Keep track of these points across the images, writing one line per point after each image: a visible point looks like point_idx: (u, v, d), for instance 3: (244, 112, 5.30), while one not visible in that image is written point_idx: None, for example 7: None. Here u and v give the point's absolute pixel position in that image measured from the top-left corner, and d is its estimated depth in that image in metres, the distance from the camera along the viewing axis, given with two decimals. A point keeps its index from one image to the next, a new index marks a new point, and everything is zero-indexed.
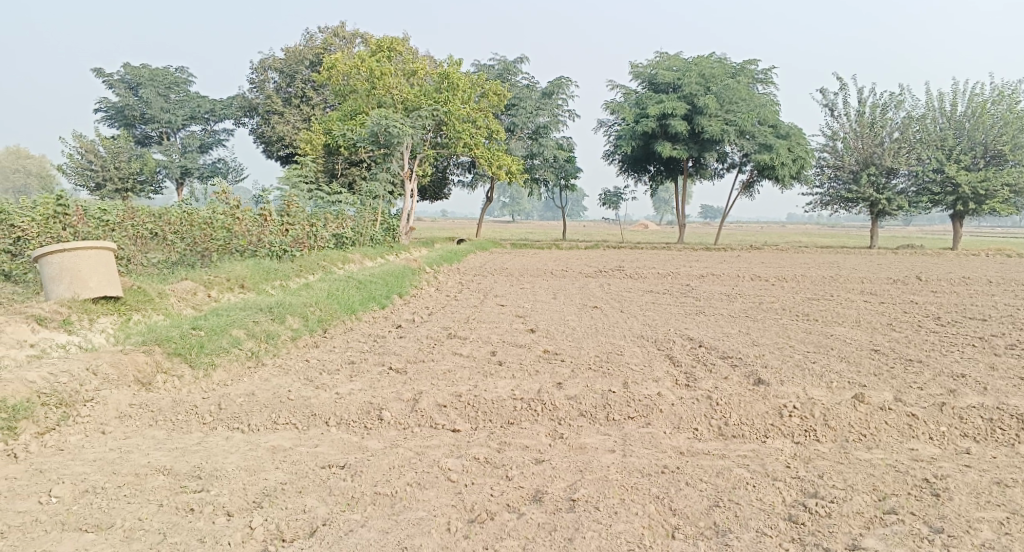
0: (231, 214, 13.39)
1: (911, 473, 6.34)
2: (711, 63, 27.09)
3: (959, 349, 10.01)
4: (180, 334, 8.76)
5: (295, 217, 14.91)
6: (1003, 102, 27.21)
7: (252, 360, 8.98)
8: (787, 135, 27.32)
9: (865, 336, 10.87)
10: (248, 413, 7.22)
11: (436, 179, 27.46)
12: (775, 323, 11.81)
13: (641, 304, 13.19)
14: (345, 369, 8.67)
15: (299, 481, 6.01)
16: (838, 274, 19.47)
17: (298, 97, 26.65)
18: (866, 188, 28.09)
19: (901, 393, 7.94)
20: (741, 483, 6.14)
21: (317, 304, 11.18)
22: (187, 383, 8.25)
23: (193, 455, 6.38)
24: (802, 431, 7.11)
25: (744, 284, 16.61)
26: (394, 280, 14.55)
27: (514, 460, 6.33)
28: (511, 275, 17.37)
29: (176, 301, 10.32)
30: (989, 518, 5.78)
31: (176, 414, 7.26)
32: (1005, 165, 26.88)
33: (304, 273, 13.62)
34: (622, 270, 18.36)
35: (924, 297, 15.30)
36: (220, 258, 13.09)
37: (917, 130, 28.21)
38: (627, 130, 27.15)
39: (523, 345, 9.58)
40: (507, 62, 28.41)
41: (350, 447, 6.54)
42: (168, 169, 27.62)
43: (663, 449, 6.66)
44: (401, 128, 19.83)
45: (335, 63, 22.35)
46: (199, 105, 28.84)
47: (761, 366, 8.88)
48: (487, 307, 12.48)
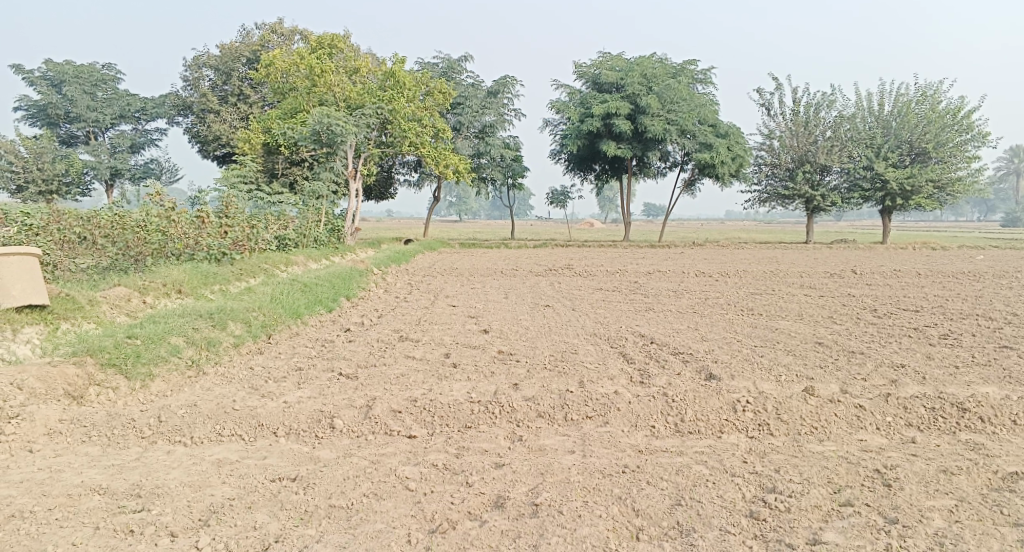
0: (166, 217, 12.86)
1: (863, 464, 6.34)
2: (653, 63, 27.20)
3: (897, 339, 10.19)
4: (114, 344, 8.34)
5: (233, 219, 14.43)
6: (926, 102, 28.00)
7: (193, 369, 8.60)
8: (726, 134, 27.70)
9: (809, 329, 11.01)
10: (190, 426, 6.88)
11: (382, 179, 27.08)
12: (722, 318, 11.89)
13: (592, 302, 13.14)
14: (293, 376, 8.37)
15: (248, 496, 5.72)
16: (779, 269, 19.82)
17: (235, 95, 25.95)
18: (802, 186, 28.66)
19: (846, 385, 8.00)
20: (701, 480, 6.07)
21: (260, 309, 10.80)
22: (123, 395, 7.85)
23: (132, 473, 6.02)
24: (756, 425, 7.10)
25: (691, 280, 16.73)
26: (341, 282, 14.20)
27: (473, 465, 6.15)
28: (459, 275, 17.16)
29: (108, 308, 9.85)
30: (939, 507, 5.78)
31: (112, 428, 6.88)
32: (929, 161, 27.61)
33: (245, 277, 13.19)
34: (571, 268, 18.31)
35: (860, 289, 15.65)
36: (156, 262, 12.58)
37: (848, 128, 28.89)
38: (572, 130, 27.16)
39: (477, 346, 9.40)
40: (451, 60, 28.11)
41: (302, 459, 6.28)
42: (96, 170, 26.63)
43: (622, 448, 6.56)
44: (344, 127, 19.47)
45: (273, 60, 21.88)
46: (129, 104, 27.89)
47: (712, 360, 8.89)
48: (437, 308, 12.27)
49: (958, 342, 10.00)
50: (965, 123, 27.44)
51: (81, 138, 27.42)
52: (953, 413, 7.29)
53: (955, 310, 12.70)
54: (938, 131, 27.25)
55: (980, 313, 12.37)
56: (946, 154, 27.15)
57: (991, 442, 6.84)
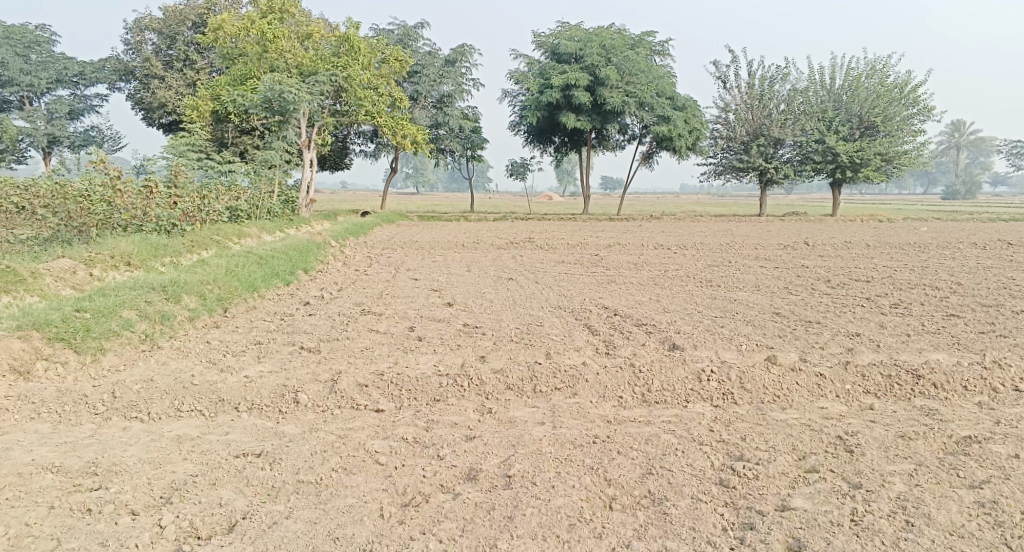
0: (112, 186, 12.40)
1: (825, 431, 6.43)
2: (612, 34, 27.06)
3: (851, 309, 10.38)
4: (62, 318, 8.04)
5: (183, 189, 14.02)
6: (875, 76, 28.45)
7: (147, 343, 8.34)
8: (683, 107, 27.76)
9: (766, 299, 11.13)
10: (147, 401, 6.66)
11: (337, 149, 26.58)
12: (682, 289, 11.96)
13: (554, 275, 13.09)
14: (252, 351, 8.18)
15: (211, 473, 5.56)
16: (734, 241, 20.02)
17: (181, 60, 25.14)
18: (756, 159, 28.94)
19: (806, 354, 8.11)
20: (671, 449, 6.09)
21: (214, 282, 10.51)
22: (73, 370, 7.57)
23: (87, 450, 5.81)
24: (720, 395, 7.15)
25: (649, 253, 16.80)
26: (298, 255, 13.92)
27: (443, 438, 6.08)
28: (419, 248, 16.96)
29: (53, 281, 9.48)
30: (899, 471, 5.89)
31: (63, 405, 6.63)
32: (878, 135, 28.08)
33: (197, 249, 12.83)
34: (532, 241, 18.22)
35: (814, 261, 15.89)
36: (103, 234, 12.17)
37: (800, 102, 29.21)
38: (531, 101, 26.97)
39: (441, 319, 9.29)
40: (407, 27, 27.63)
41: (266, 434, 6.13)
42: (33, 137, 25.66)
43: (591, 418, 6.54)
44: (297, 94, 19.00)
45: (222, 25, 21.00)
46: (67, 68, 26.86)
47: (675, 331, 8.92)
48: (399, 281, 12.11)
49: (909, 311, 10.20)
50: (911, 98, 27.94)
51: (15, 102, 26.28)
52: (908, 380, 7.43)
53: (904, 280, 12.97)
54: (886, 105, 27.71)
55: (930, 283, 12.65)
56: (893, 128, 27.65)
57: (945, 407, 6.99)
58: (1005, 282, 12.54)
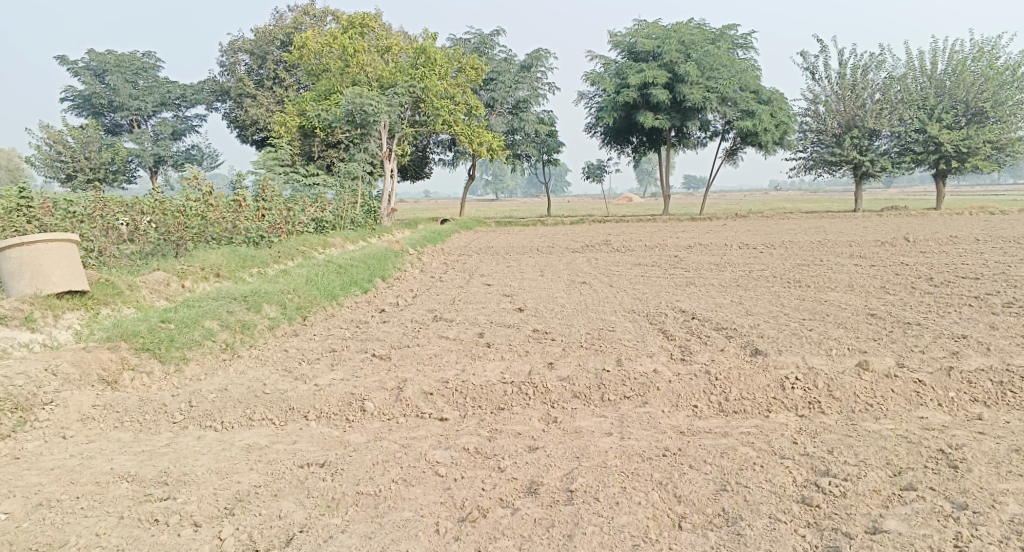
0: (204, 201, 12.85)
1: (924, 444, 5.98)
2: (690, 30, 26.48)
3: (956, 309, 9.70)
4: (148, 328, 8.29)
5: (270, 202, 14.40)
6: (983, 58, 26.85)
7: (227, 353, 8.53)
8: (769, 100, 26.83)
9: (859, 300, 10.55)
10: (221, 410, 6.79)
11: (417, 159, 26.91)
12: (766, 290, 11.46)
13: (631, 278, 12.78)
14: (326, 358, 8.26)
15: (275, 483, 5.61)
16: (825, 238, 19.16)
17: (271, 78, 25.93)
18: (849, 152, 27.74)
19: (904, 358, 7.61)
20: (748, 463, 5.78)
21: (295, 291, 10.70)
22: (157, 380, 7.80)
23: (161, 459, 5.95)
24: (805, 404, 6.77)
25: (733, 253, 16.22)
26: (377, 263, 14.09)
27: (506, 448, 5.95)
28: (498, 254, 16.94)
29: (148, 293, 9.84)
30: (1014, 491, 5.43)
31: (144, 414, 6.81)
32: (987, 121, 26.50)
33: (283, 260, 13.13)
34: (611, 244, 17.91)
35: (914, 258, 14.99)
36: (196, 247, 12.57)
37: (898, 90, 27.81)
38: (608, 102, 26.63)
39: (512, 325, 9.16)
40: (483, 34, 27.72)
41: (331, 443, 6.14)
42: (141, 157, 26.97)
43: (662, 429, 6.29)
44: (376, 106, 19.30)
45: (306, 42, 21.49)
46: (170, 91, 28.05)
47: (758, 336, 8.52)
48: (474, 287, 12.03)
49: (1023, 310, 9.45)
50: None
51: (125, 126, 27.75)
52: (1022, 388, 6.85)
53: (1015, 276, 12.05)
54: (997, 88, 26.11)
55: None
56: (1005, 113, 26.04)
57: None
58: None
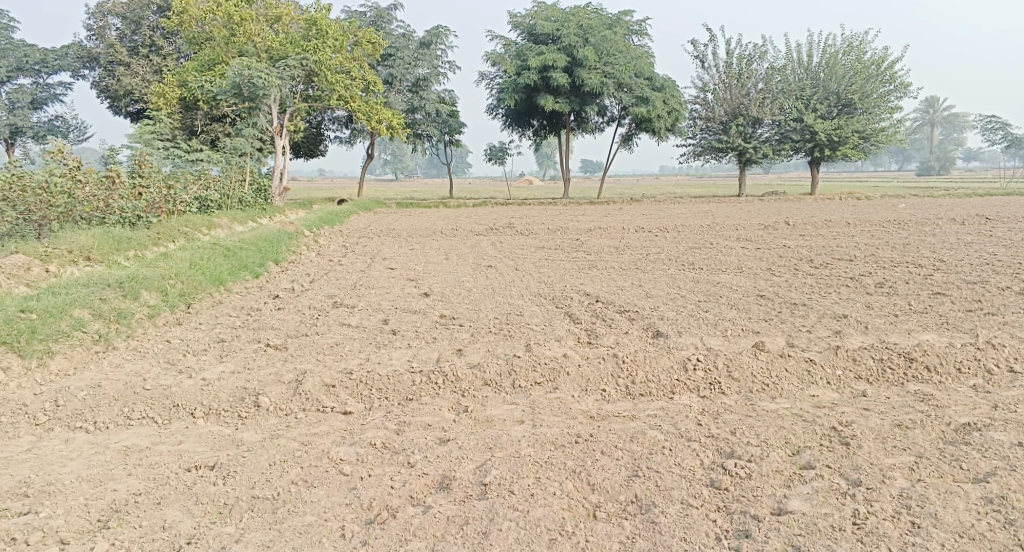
0: (72, 176, 11.79)
1: (819, 422, 6.07)
2: (588, 14, 26.60)
3: (836, 289, 10.06)
4: (4, 319, 7.50)
5: (148, 178, 13.43)
6: (852, 53, 28.23)
7: (101, 344, 7.85)
8: (662, 87, 27.35)
9: (750, 282, 10.78)
10: (94, 409, 6.19)
11: (312, 135, 25.98)
12: (664, 273, 11.59)
13: (534, 261, 12.68)
14: (214, 349, 7.72)
15: (157, 490, 5.14)
16: (715, 222, 19.69)
17: (146, 46, 24.33)
18: (735, 138, 28.61)
19: (793, 338, 7.78)
20: (658, 447, 5.71)
21: (177, 276, 9.97)
22: (16, 376, 7.07)
23: (21, 467, 5.38)
24: (707, 385, 6.78)
25: (631, 236, 16.37)
26: (268, 246, 13.37)
27: (415, 442, 5.67)
28: (396, 237, 16.49)
29: (5, 278, 8.95)
30: (900, 465, 5.54)
31: (1, 415, 6.13)
32: (855, 113, 27.88)
33: (163, 242, 12.27)
34: (511, 227, 17.77)
35: (797, 240, 15.56)
36: (64, 227, 11.60)
37: (778, 80, 28.86)
38: (508, 83, 26.36)
39: (418, 310, 8.85)
40: (380, 8, 26.97)
41: (222, 442, 5.70)
42: None
43: (573, 415, 6.16)
44: (266, 79, 18.41)
45: (187, 8, 20.14)
46: (27, 56, 25.88)
47: (659, 317, 8.54)
48: (374, 272, 11.60)
49: (895, 290, 9.86)
50: (888, 74, 27.77)
51: None
52: (901, 364, 7.08)
53: (889, 258, 12.67)
54: (864, 82, 27.51)
55: (912, 260, 12.34)
56: (870, 105, 27.41)
57: (941, 392, 6.64)
58: (990, 257, 12.27)
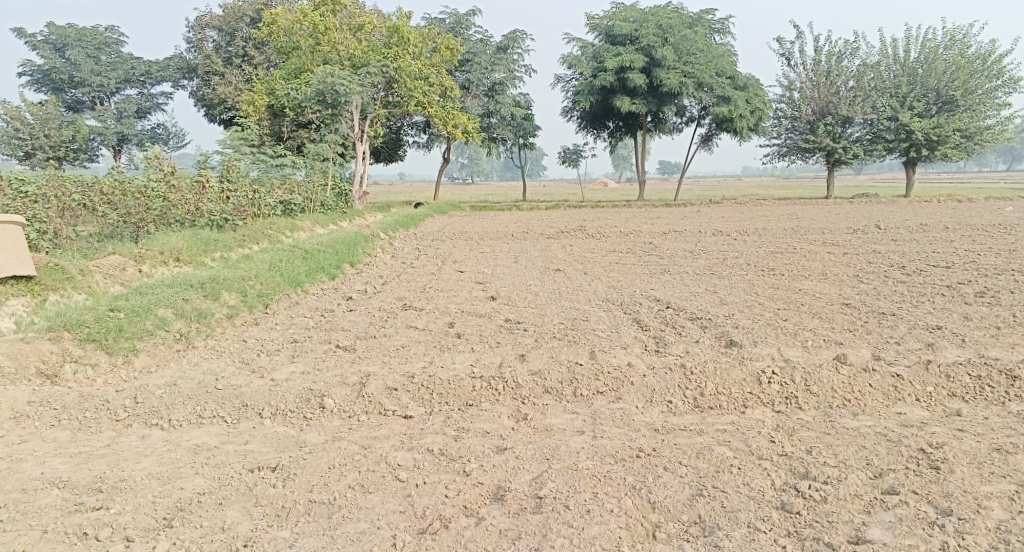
0: (166, 181, 12.22)
1: (905, 443, 5.73)
2: (668, 14, 26.15)
3: (930, 299, 9.52)
4: (95, 317, 7.83)
5: (236, 183, 13.83)
6: (954, 47, 26.81)
7: (182, 343, 8.10)
8: (745, 86, 26.64)
9: (834, 289, 10.33)
10: (169, 407, 6.38)
11: (392, 140, 26.39)
12: (740, 279, 11.25)
13: (605, 265, 12.51)
14: (287, 349, 7.86)
15: (220, 489, 5.27)
16: (798, 225, 19.04)
17: (239, 56, 25.23)
18: (823, 139, 27.64)
19: (879, 350, 7.39)
20: (725, 464, 5.49)
21: (257, 277, 10.22)
22: (103, 373, 7.36)
23: (98, 462, 5.58)
24: (782, 399, 6.50)
25: (708, 240, 15.97)
26: (345, 248, 13.61)
27: (473, 450, 5.63)
28: (471, 239, 16.57)
29: (102, 278, 9.36)
30: (998, 494, 5.18)
31: (84, 411, 6.36)
32: (957, 110, 26.50)
33: (248, 244, 12.63)
34: (585, 230, 17.60)
35: (886, 246, 14.85)
36: (158, 230, 12.04)
37: (871, 77, 27.67)
38: (585, 85, 26.23)
39: (484, 314, 8.82)
40: (458, 14, 27.22)
41: (286, 444, 5.79)
42: (103, 136, 26.12)
43: (636, 427, 5.99)
44: (348, 86, 18.78)
45: (274, 18, 20.73)
46: (134, 68, 27.17)
47: (733, 326, 8.27)
48: (445, 274, 11.65)
49: (996, 300, 9.29)
50: (995, 69, 26.26)
51: (86, 103, 26.76)
52: (1001, 382, 6.62)
53: (988, 265, 11.95)
54: (967, 77, 26.10)
55: (1016, 268, 11.62)
56: (974, 102, 26.03)
57: None
58: None
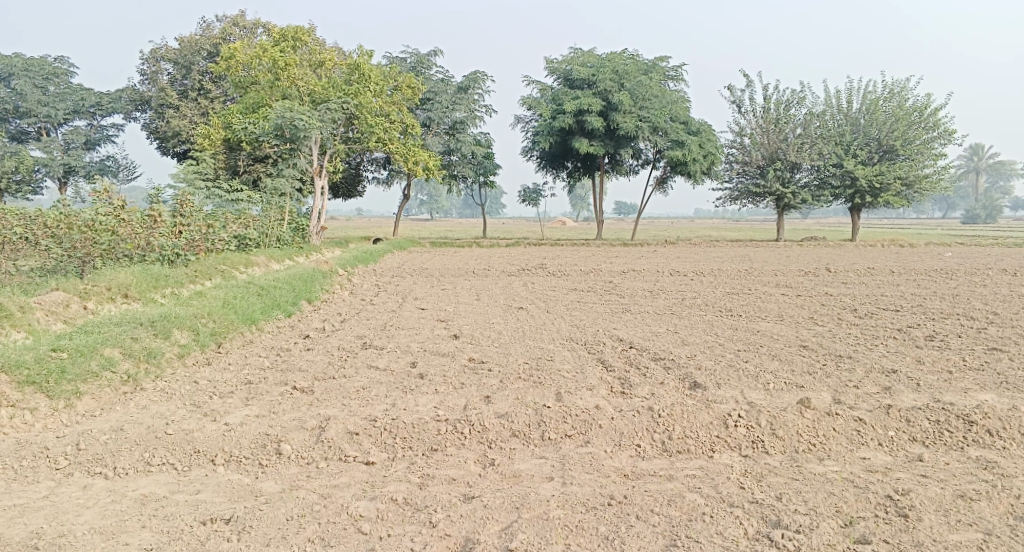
0: (115, 215, 11.83)
1: (872, 489, 5.68)
2: (625, 59, 26.60)
3: (883, 341, 9.64)
4: (36, 358, 7.44)
5: (189, 218, 13.50)
6: (893, 99, 27.77)
7: (129, 385, 7.73)
8: (698, 131, 27.17)
9: (791, 330, 10.40)
10: (114, 454, 6.04)
11: (350, 176, 26.19)
12: (700, 319, 11.27)
13: (566, 304, 12.45)
14: (241, 391, 7.55)
15: (169, 545, 4.97)
16: (752, 267, 19.30)
17: (195, 90, 24.87)
18: (773, 183, 28.23)
19: (840, 394, 7.39)
20: (697, 512, 5.38)
21: (209, 315, 9.89)
22: (42, 417, 6.96)
23: (35, 516, 5.23)
24: (749, 443, 6.41)
25: (666, 280, 16.08)
26: (301, 284, 13.32)
27: (439, 499, 5.42)
28: (429, 276, 16.40)
29: (43, 315, 8.95)
30: (966, 542, 5.15)
31: (21, 459, 5.99)
32: (897, 159, 27.35)
33: (200, 279, 12.28)
34: (544, 268, 17.58)
35: (839, 288, 15.10)
36: (105, 265, 11.54)
37: (817, 126, 28.44)
38: (543, 126, 26.46)
39: (445, 353, 8.64)
40: (420, 54, 27.34)
41: (241, 493, 5.51)
42: (48, 167, 25.42)
43: (606, 473, 5.85)
44: (308, 121, 18.59)
45: (233, 53, 20.49)
46: (84, 98, 26.59)
47: (697, 367, 8.21)
48: (405, 312, 11.46)
49: (946, 344, 9.43)
50: (932, 121, 27.20)
51: (32, 133, 26.07)
52: (959, 427, 6.64)
53: (936, 309, 12.20)
54: (906, 128, 26.99)
55: (962, 312, 11.87)
56: (913, 152, 26.89)
57: (1004, 459, 6.21)
58: None
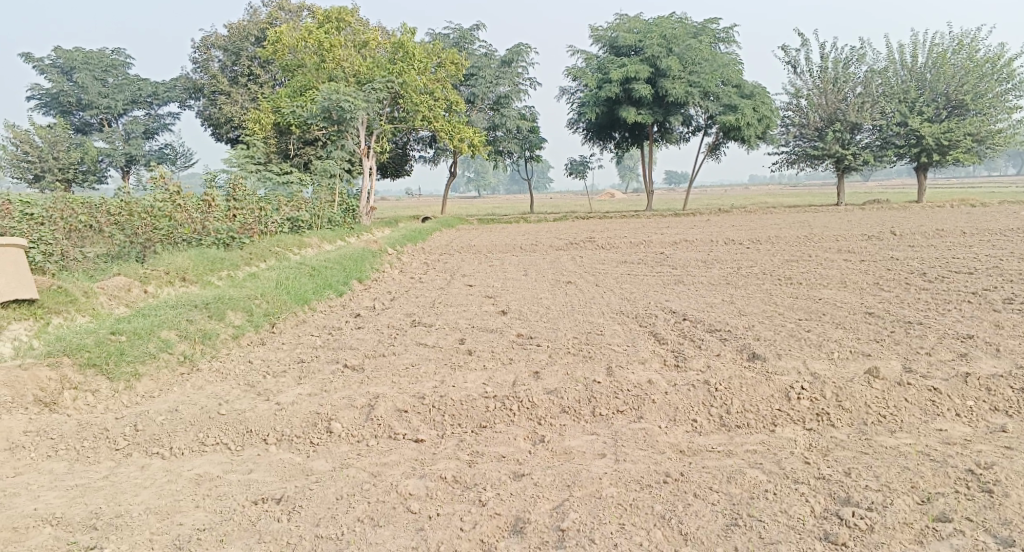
0: (172, 201, 11.97)
1: (950, 463, 5.39)
2: (672, 24, 25.88)
3: (956, 307, 9.17)
4: (96, 341, 7.57)
5: (242, 201, 13.60)
6: (963, 51, 26.49)
7: (185, 365, 7.83)
8: (751, 95, 26.35)
9: (856, 298, 9.96)
10: (171, 435, 6.10)
11: (397, 156, 26.20)
12: (757, 288, 10.92)
13: (618, 277, 12.19)
14: (293, 370, 7.58)
15: (222, 526, 4.99)
16: (812, 233, 18.69)
17: (245, 75, 25.04)
18: (832, 145, 27.27)
19: (910, 362, 7.06)
20: (759, 489, 5.19)
21: (262, 296, 9.95)
22: (104, 399, 7.11)
23: (95, 496, 5.31)
24: (813, 416, 6.15)
25: (720, 249, 15.65)
26: (352, 264, 13.35)
27: (489, 477, 5.33)
28: (479, 252, 16.28)
29: (105, 300, 9.12)
30: None
31: (83, 440, 6.09)
32: (967, 114, 26.15)
33: (254, 262, 12.40)
34: (594, 241, 17.29)
35: (904, 252, 14.47)
36: (164, 250, 11.77)
37: (879, 83, 27.31)
38: (590, 97, 25.99)
39: (495, 330, 8.52)
40: (462, 29, 27.06)
41: (292, 472, 5.52)
42: (111, 157, 26.08)
43: (660, 449, 5.67)
44: (353, 102, 18.53)
45: (279, 36, 20.57)
46: (141, 89, 27.07)
47: (754, 337, 7.95)
48: (454, 289, 11.37)
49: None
50: (1004, 72, 25.94)
51: (95, 125, 26.71)
52: None
53: (1012, 271, 11.58)
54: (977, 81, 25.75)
55: None
56: (984, 106, 25.69)
57: None
58: None
